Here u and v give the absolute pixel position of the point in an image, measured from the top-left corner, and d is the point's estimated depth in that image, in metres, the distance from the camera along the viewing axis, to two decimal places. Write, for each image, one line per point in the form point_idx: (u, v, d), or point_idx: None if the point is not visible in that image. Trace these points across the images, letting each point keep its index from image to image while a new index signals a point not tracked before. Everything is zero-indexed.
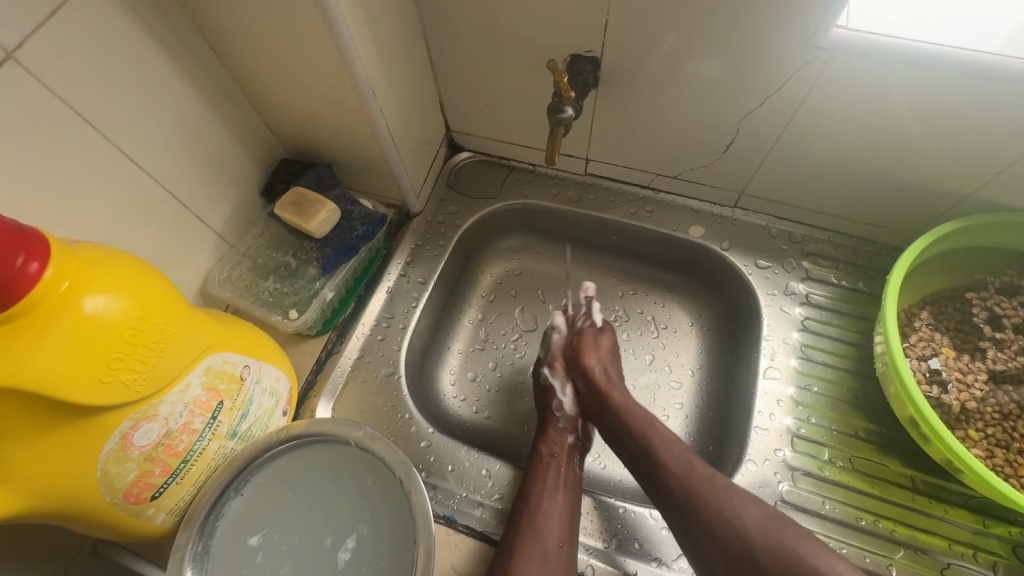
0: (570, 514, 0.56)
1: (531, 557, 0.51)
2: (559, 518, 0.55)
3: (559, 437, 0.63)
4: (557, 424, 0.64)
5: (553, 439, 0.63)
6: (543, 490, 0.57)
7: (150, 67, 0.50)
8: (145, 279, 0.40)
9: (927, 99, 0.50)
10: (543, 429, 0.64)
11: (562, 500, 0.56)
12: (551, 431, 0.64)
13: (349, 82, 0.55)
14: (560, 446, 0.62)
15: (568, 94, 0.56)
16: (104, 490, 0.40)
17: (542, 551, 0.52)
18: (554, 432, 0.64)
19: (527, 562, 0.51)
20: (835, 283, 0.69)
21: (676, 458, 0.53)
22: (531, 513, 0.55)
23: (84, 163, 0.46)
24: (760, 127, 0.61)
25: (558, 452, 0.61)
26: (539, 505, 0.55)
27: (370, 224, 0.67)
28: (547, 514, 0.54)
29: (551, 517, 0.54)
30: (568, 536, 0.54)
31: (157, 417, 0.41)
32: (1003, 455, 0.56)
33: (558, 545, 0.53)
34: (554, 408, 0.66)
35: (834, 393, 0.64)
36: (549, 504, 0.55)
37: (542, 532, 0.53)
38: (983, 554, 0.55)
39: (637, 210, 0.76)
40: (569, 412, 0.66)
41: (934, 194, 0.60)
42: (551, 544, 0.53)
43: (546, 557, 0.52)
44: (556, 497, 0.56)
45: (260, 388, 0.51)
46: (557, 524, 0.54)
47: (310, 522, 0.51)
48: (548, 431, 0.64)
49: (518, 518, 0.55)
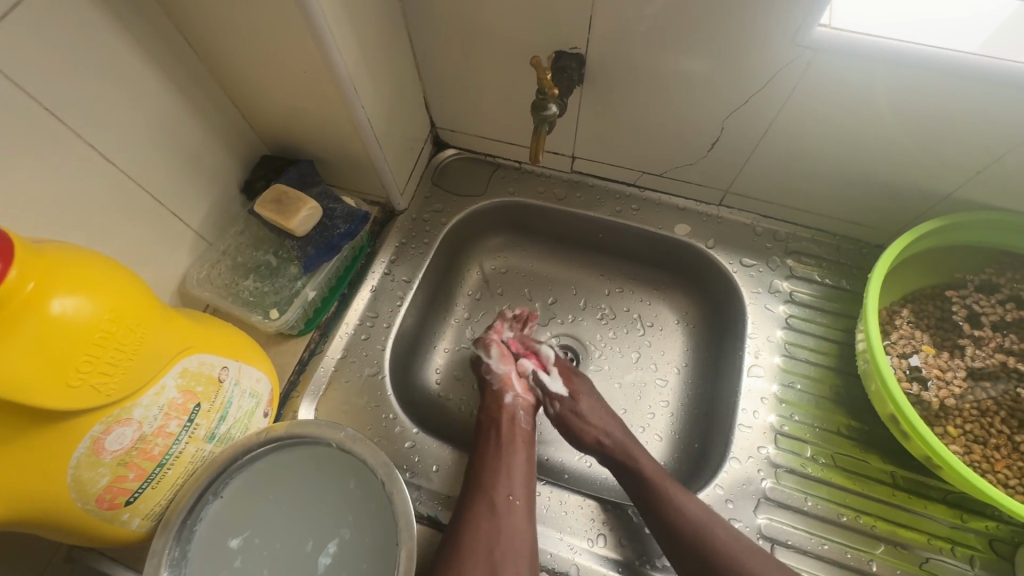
0: (521, 470, 0.57)
1: (482, 510, 0.53)
2: (507, 474, 0.56)
3: (496, 399, 0.65)
4: (493, 388, 0.66)
5: (492, 403, 0.64)
6: (489, 451, 0.58)
7: (122, 61, 0.48)
8: (116, 279, 0.39)
9: (908, 99, 0.51)
10: (486, 395, 0.66)
11: (507, 457, 0.58)
12: (489, 398, 0.65)
13: (329, 78, 0.54)
14: (499, 407, 0.63)
15: (552, 91, 0.56)
16: (76, 495, 0.39)
17: (491, 504, 0.54)
18: (489, 397, 0.65)
19: (479, 514, 0.53)
20: (818, 281, 0.69)
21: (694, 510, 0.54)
22: (479, 472, 0.57)
23: (53, 160, 0.45)
24: (745, 125, 0.61)
25: (497, 414, 0.63)
26: (485, 463, 0.57)
27: (353, 222, 0.66)
28: (494, 471, 0.56)
29: (497, 473, 0.56)
30: (519, 489, 0.56)
31: (130, 421, 0.40)
32: (980, 451, 0.56)
33: (507, 497, 0.55)
34: (485, 371, 0.68)
35: (816, 390, 0.64)
36: (496, 461, 0.57)
37: (489, 487, 0.55)
38: (961, 548, 0.56)
39: (622, 208, 0.76)
40: (501, 372, 0.67)
41: (917, 193, 0.60)
42: (500, 496, 0.54)
43: (495, 507, 0.54)
44: (503, 456, 0.58)
45: (240, 390, 0.50)
46: (504, 479, 0.56)
47: (291, 526, 0.50)
48: (489, 397, 0.65)
49: (470, 478, 0.57)
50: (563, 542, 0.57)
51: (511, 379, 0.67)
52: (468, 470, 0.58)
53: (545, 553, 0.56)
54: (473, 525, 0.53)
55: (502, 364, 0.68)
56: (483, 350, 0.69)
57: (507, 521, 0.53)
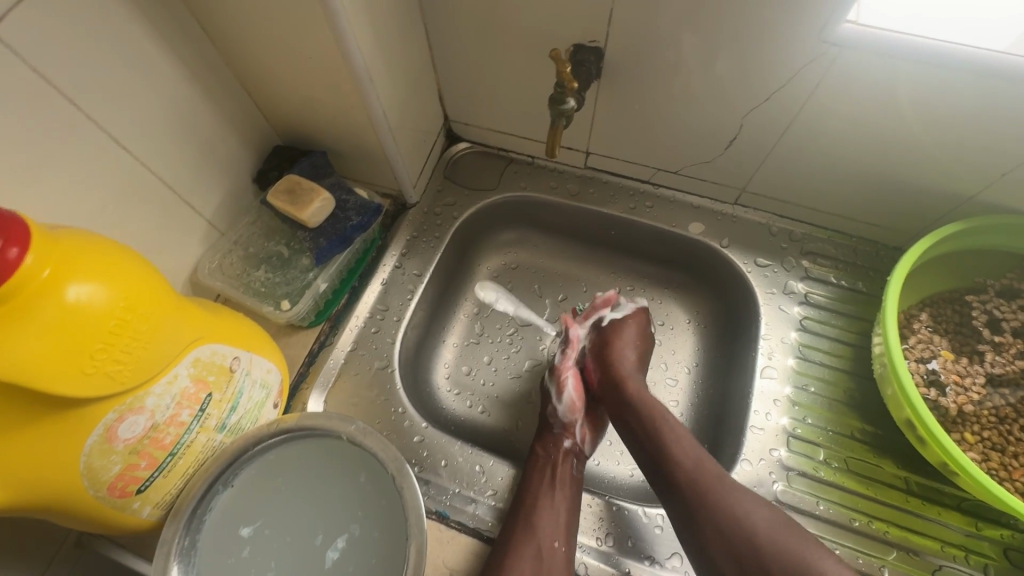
0: (565, 513, 0.56)
1: (525, 557, 0.52)
2: (554, 519, 0.55)
3: (557, 441, 0.63)
4: (554, 429, 0.64)
5: (548, 441, 0.63)
6: (538, 491, 0.57)
7: (138, 47, 0.48)
8: (130, 267, 0.38)
9: (933, 99, 0.50)
10: (544, 433, 0.64)
11: (557, 498, 0.57)
12: (546, 435, 0.64)
13: (344, 67, 0.53)
14: (556, 447, 0.62)
15: (571, 85, 0.55)
16: (88, 483, 0.39)
17: (537, 551, 0.52)
18: (550, 437, 0.64)
19: (522, 559, 0.52)
20: (834, 283, 0.68)
21: (688, 456, 0.54)
22: (525, 510, 0.55)
23: (68, 147, 0.45)
24: (764, 123, 0.60)
25: (553, 453, 0.61)
26: (530, 503, 0.56)
27: (366, 214, 0.66)
28: (541, 512, 0.55)
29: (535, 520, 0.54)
30: (563, 535, 0.54)
31: (143, 410, 0.40)
32: (998, 458, 0.55)
33: (554, 544, 0.53)
34: (550, 414, 0.66)
35: (830, 394, 0.63)
36: (546, 499, 0.56)
37: (536, 532, 0.53)
38: (975, 556, 0.55)
39: (636, 205, 0.75)
40: (565, 418, 0.65)
41: (937, 195, 0.59)
42: (547, 543, 0.53)
43: (540, 555, 0.52)
44: (554, 494, 0.57)
45: (250, 380, 0.50)
46: (551, 525, 0.54)
47: (301, 519, 0.50)
48: (547, 434, 0.64)
49: (514, 516, 0.55)
50: None
51: (574, 427, 0.65)
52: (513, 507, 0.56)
53: None
54: (513, 565, 0.51)
55: (569, 411, 0.65)
56: (555, 390, 0.67)
57: (551, 570, 0.52)
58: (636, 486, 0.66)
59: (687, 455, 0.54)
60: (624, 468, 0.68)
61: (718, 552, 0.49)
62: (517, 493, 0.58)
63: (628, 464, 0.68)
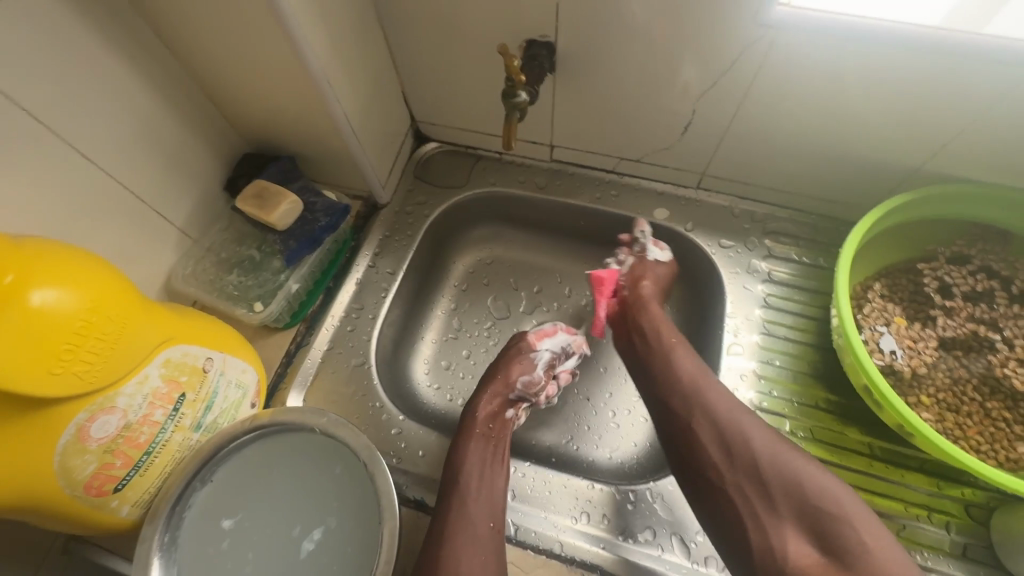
0: (491, 488, 0.56)
1: (459, 533, 0.52)
2: (480, 497, 0.54)
3: (497, 395, 0.64)
4: (505, 394, 0.64)
5: (493, 409, 0.63)
6: (469, 470, 0.56)
7: (99, 63, 0.50)
8: (95, 271, 0.40)
9: (870, 74, 0.52)
10: (488, 394, 0.64)
11: (484, 480, 0.56)
12: (487, 391, 0.64)
13: (302, 72, 0.55)
14: (498, 420, 0.62)
15: (519, 77, 0.56)
16: (63, 483, 0.40)
17: (461, 527, 0.52)
18: (495, 400, 0.64)
19: (450, 543, 0.51)
20: (796, 260, 0.70)
21: (689, 364, 0.58)
22: (457, 489, 0.55)
23: (34, 162, 0.46)
24: (716, 106, 0.62)
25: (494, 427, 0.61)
26: (460, 489, 0.55)
27: (334, 214, 0.68)
28: (466, 491, 0.55)
29: (468, 502, 0.54)
30: (491, 516, 0.54)
31: (115, 409, 0.42)
32: (952, 418, 0.57)
33: (487, 525, 0.53)
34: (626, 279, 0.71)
35: (795, 366, 0.65)
36: (477, 473, 0.56)
37: (462, 508, 0.53)
38: (937, 514, 0.56)
39: (602, 194, 0.77)
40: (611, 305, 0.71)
41: (885, 168, 0.61)
42: (479, 522, 0.53)
43: (470, 532, 0.52)
44: (486, 467, 0.57)
45: (224, 380, 0.52)
46: (474, 506, 0.54)
47: (277, 514, 0.51)
48: (492, 399, 0.63)
49: (449, 497, 0.55)
50: (548, 520, 0.58)
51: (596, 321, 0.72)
52: (444, 484, 0.56)
53: (530, 532, 0.57)
54: (445, 545, 0.51)
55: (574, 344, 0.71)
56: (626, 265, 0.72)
57: (472, 546, 0.51)
58: (613, 468, 0.68)
59: (689, 367, 0.58)
60: (602, 451, 0.70)
61: (708, 443, 0.53)
62: (448, 465, 0.58)
63: (607, 447, 0.70)
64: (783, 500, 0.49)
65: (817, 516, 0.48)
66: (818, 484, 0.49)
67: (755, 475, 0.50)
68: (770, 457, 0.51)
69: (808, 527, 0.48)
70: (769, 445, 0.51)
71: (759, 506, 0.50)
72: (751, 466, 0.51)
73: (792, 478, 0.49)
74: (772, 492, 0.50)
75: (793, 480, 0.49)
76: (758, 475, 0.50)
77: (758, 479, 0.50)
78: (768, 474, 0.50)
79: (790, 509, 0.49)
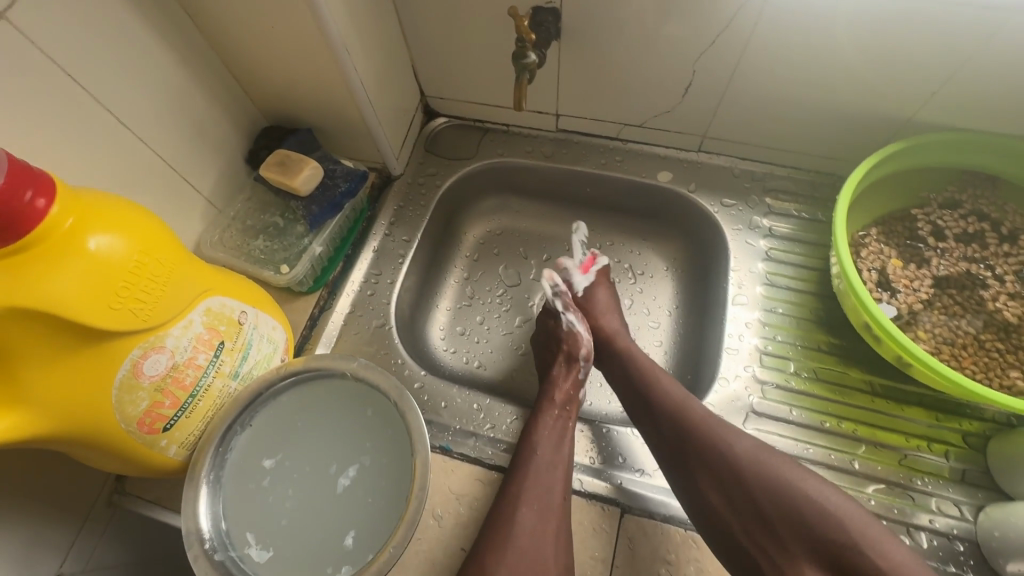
0: (562, 462, 0.57)
1: (525, 508, 0.53)
2: (552, 469, 0.56)
3: (571, 375, 0.66)
4: (574, 371, 0.66)
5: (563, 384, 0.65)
6: (543, 443, 0.58)
7: (130, 34, 0.52)
8: (142, 219, 0.43)
9: (861, 25, 0.54)
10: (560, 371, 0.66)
11: (556, 454, 0.57)
12: (560, 370, 0.66)
13: (321, 42, 0.57)
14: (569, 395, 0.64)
15: (529, 38, 0.59)
16: (119, 417, 0.43)
17: (529, 501, 0.54)
18: (566, 377, 0.65)
19: (518, 514, 0.53)
20: (796, 216, 0.73)
21: (674, 393, 0.60)
22: (530, 461, 0.56)
23: (73, 125, 0.49)
24: (715, 66, 0.64)
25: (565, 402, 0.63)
26: (532, 460, 0.56)
27: (352, 180, 0.71)
28: (538, 463, 0.56)
29: (541, 476, 0.55)
30: (561, 488, 0.55)
31: (164, 349, 0.44)
32: (949, 350, 0.60)
33: (557, 497, 0.54)
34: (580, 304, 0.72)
35: (797, 313, 0.68)
36: (549, 447, 0.58)
37: (533, 480, 0.55)
38: (937, 444, 0.59)
39: (607, 160, 0.80)
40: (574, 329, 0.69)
41: (879, 118, 0.64)
42: (547, 494, 0.54)
43: (539, 507, 0.53)
44: (557, 441, 0.59)
45: (258, 334, 0.54)
46: (545, 478, 0.55)
47: (313, 455, 0.54)
48: (564, 377, 0.65)
49: (516, 470, 0.56)
50: None
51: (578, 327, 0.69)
52: (516, 454, 0.58)
53: None
54: (510, 517, 0.53)
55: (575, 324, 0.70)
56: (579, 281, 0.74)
57: (541, 523, 0.53)
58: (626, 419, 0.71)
59: (674, 394, 0.60)
60: (615, 405, 0.73)
61: (708, 489, 0.54)
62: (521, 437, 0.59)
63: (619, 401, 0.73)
64: (788, 534, 0.51)
65: (831, 550, 0.49)
66: (821, 508, 0.51)
67: (759, 516, 0.52)
68: (771, 492, 0.52)
69: (821, 557, 0.50)
70: (767, 474, 0.53)
71: (767, 544, 0.51)
72: (753, 509, 0.52)
73: (795, 515, 0.51)
74: (779, 530, 0.51)
75: (797, 519, 0.51)
76: (762, 516, 0.52)
77: (762, 520, 0.52)
78: (770, 513, 0.52)
79: (802, 546, 0.50)
